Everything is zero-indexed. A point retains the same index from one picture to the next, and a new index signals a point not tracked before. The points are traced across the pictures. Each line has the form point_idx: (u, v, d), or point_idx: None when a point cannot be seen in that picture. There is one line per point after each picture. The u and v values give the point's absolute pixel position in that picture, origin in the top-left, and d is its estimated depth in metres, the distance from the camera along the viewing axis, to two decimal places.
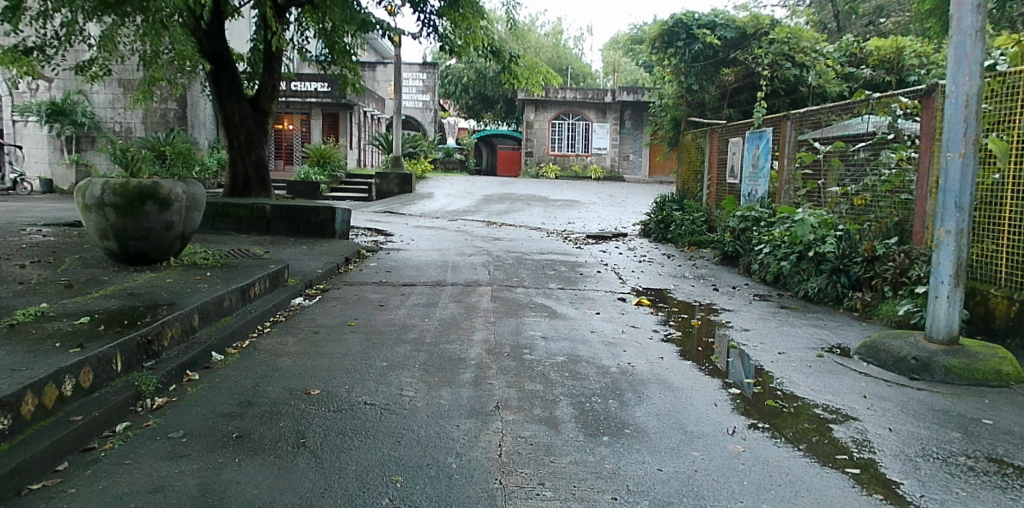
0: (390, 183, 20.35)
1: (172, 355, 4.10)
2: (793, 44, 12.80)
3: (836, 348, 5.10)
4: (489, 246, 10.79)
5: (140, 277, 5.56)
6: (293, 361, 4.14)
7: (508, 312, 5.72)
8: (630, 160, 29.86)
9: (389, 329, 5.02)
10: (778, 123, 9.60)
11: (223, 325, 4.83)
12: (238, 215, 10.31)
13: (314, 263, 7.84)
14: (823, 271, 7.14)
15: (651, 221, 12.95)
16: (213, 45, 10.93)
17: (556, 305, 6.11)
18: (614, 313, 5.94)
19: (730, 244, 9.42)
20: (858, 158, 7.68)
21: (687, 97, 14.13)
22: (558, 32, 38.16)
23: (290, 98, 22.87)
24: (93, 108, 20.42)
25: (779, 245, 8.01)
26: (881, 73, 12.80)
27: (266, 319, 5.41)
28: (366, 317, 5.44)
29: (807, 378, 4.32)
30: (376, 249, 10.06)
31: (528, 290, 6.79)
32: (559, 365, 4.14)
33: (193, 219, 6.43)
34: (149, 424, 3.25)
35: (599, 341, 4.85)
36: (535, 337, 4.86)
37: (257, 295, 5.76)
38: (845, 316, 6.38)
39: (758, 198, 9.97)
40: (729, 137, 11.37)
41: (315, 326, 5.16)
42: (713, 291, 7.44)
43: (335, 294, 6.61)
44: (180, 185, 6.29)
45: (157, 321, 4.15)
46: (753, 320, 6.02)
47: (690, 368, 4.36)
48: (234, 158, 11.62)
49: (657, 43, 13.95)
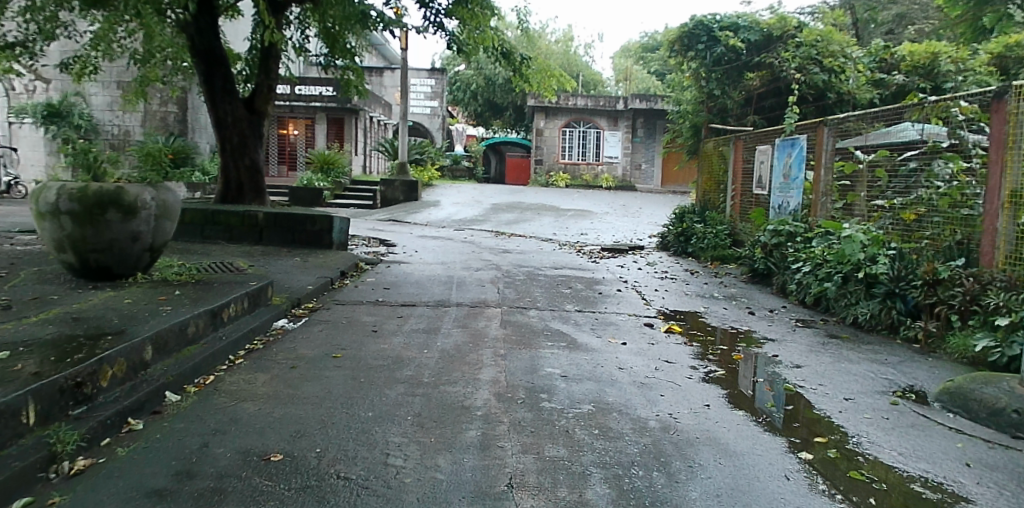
0: (395, 191, 19.48)
1: (112, 398, 3.34)
2: (822, 47, 12.11)
3: (910, 393, 4.30)
4: (497, 258, 10.01)
5: (96, 296, 4.84)
6: (259, 409, 3.37)
7: (520, 341, 4.93)
8: (643, 170, 28.96)
9: (381, 363, 4.25)
10: (813, 129, 8.81)
11: (186, 356, 4.10)
12: (229, 222, 9.58)
13: (305, 278, 7.09)
14: (875, 295, 6.34)
15: (670, 233, 12.21)
16: (205, 42, 10.24)
17: (575, 333, 5.33)
18: (642, 344, 5.14)
19: (761, 261, 8.61)
20: (907, 169, 6.91)
21: (708, 103, 13.25)
22: (569, 40, 37.53)
23: (293, 102, 22.23)
24: (90, 110, 19.88)
25: (821, 264, 7.22)
26: (915, 79, 12.09)
27: (239, 348, 4.66)
28: (355, 347, 4.66)
29: (889, 436, 3.53)
30: (376, 261, 9.34)
31: (542, 313, 6.02)
32: (585, 418, 3.36)
33: (165, 228, 5.69)
34: (54, 501, 2.50)
35: (629, 383, 4.07)
36: (553, 376, 4.07)
37: (233, 317, 5.02)
38: (905, 349, 5.58)
39: (790, 211, 9.14)
40: (756, 145, 10.59)
41: (294, 358, 4.37)
42: (749, 315, 6.63)
43: (324, 315, 5.84)
44: (149, 190, 5.53)
45: (95, 357, 3.41)
46: (802, 353, 5.21)
47: (744, 421, 3.58)
48: (226, 162, 10.92)
49: (675, 45, 13.21)
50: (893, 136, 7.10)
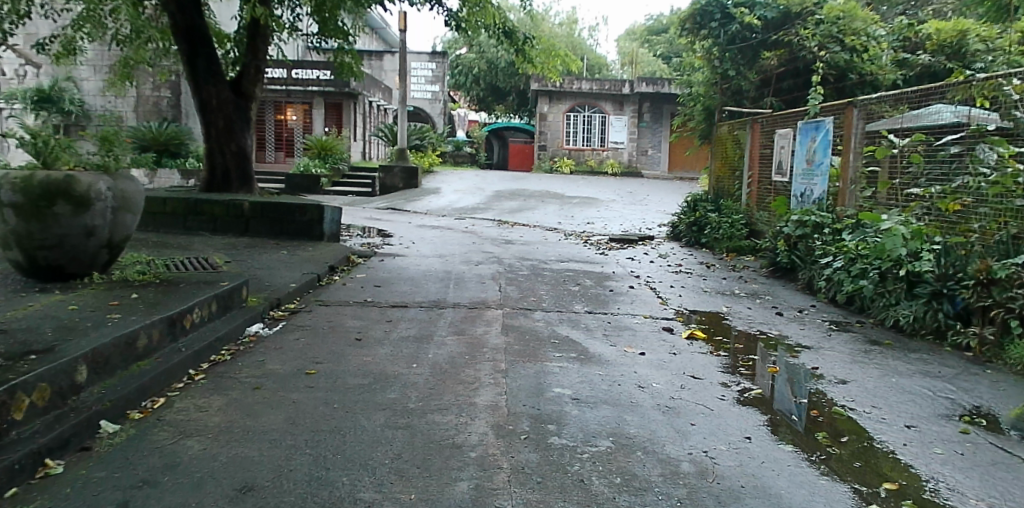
0: (394, 178, 18.80)
1: (26, 435, 2.73)
2: (844, 25, 11.33)
3: (979, 417, 3.68)
4: (499, 251, 9.41)
5: (40, 301, 4.24)
6: (206, 449, 2.76)
7: (524, 352, 4.32)
8: (649, 155, 28.26)
9: (361, 382, 3.63)
10: (840, 110, 8.11)
11: (131, 375, 3.49)
12: (213, 212, 8.97)
13: (290, 274, 6.48)
14: (918, 295, 5.70)
15: (682, 222, 11.59)
16: (188, 20, 9.56)
17: (586, 341, 4.71)
18: (663, 354, 4.52)
19: (785, 255, 7.98)
20: (946, 154, 6.29)
21: (722, 85, 12.52)
22: (573, 23, 36.77)
23: (289, 87, 21.54)
24: (81, 96, 19.29)
25: (855, 259, 6.57)
26: (942, 59, 11.35)
27: (200, 362, 4.06)
28: (334, 360, 4.05)
29: (970, 479, 2.91)
30: (369, 253, 8.74)
31: (549, 316, 5.39)
32: (604, 461, 2.74)
33: (125, 221, 5.08)
34: None
35: (651, 406, 3.46)
36: (563, 399, 3.45)
37: (198, 324, 4.42)
38: (956, 358, 4.96)
39: (814, 199, 8.42)
40: (774, 129, 9.91)
41: (260, 375, 3.77)
42: (777, 316, 6.01)
43: (305, 318, 5.24)
44: (105, 179, 4.90)
45: (8, 380, 2.80)
46: (844, 365, 4.60)
47: (793, 460, 2.97)
48: (211, 146, 10.27)
49: (687, 23, 12.46)
50: (923, 118, 6.58)
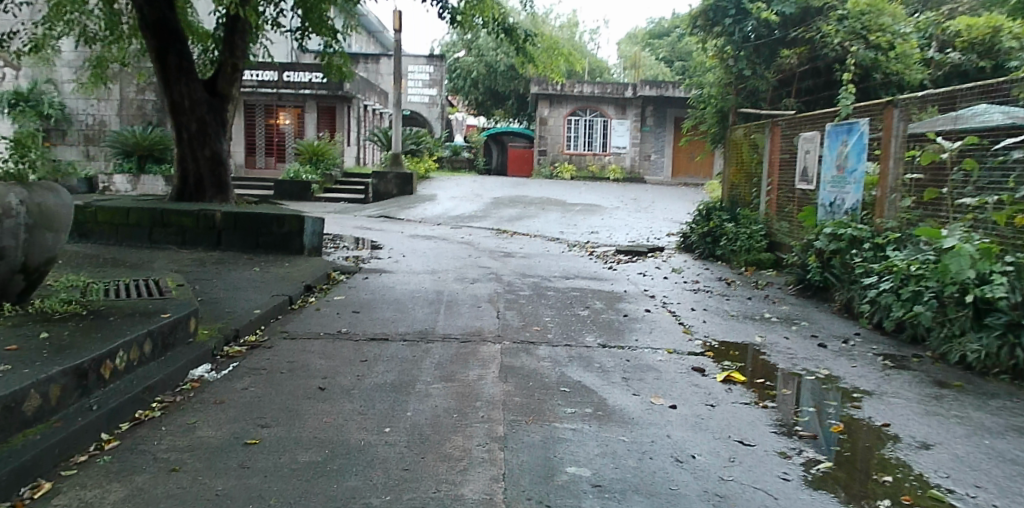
0: (388, 184, 17.89)
1: None
2: (869, 20, 10.37)
3: None
4: (497, 265, 8.57)
5: None
6: None
7: (528, 407, 3.46)
8: (652, 160, 27.30)
9: (315, 460, 2.76)
10: (875, 110, 7.24)
11: (9, 451, 2.62)
12: (181, 223, 8.12)
13: (256, 298, 5.62)
14: (989, 326, 4.82)
15: (694, 232, 10.75)
16: (157, 12, 8.72)
17: (604, 388, 3.84)
18: (699, 407, 3.66)
19: (817, 272, 7.12)
20: (1008, 160, 5.38)
21: (736, 85, 11.65)
22: (572, 26, 36.07)
23: (280, 89, 20.72)
24: (61, 99, 18.47)
25: (905, 281, 5.69)
26: (974, 57, 10.38)
27: (117, 423, 3.19)
28: (286, 422, 3.19)
29: None
30: (353, 269, 7.90)
31: (556, 352, 4.53)
32: None
33: (45, 239, 4.25)
34: None
35: (699, 496, 2.59)
36: (582, 488, 2.59)
37: (123, 371, 3.55)
38: None
39: (846, 209, 7.53)
40: (796, 133, 9.07)
41: (187, 448, 2.90)
42: (820, 348, 5.15)
43: (263, 356, 4.37)
44: (17, 190, 4.06)
45: None
46: (919, 420, 3.72)
47: None
48: (183, 151, 9.43)
49: (700, 20, 11.57)
50: (968, 120, 5.73)
